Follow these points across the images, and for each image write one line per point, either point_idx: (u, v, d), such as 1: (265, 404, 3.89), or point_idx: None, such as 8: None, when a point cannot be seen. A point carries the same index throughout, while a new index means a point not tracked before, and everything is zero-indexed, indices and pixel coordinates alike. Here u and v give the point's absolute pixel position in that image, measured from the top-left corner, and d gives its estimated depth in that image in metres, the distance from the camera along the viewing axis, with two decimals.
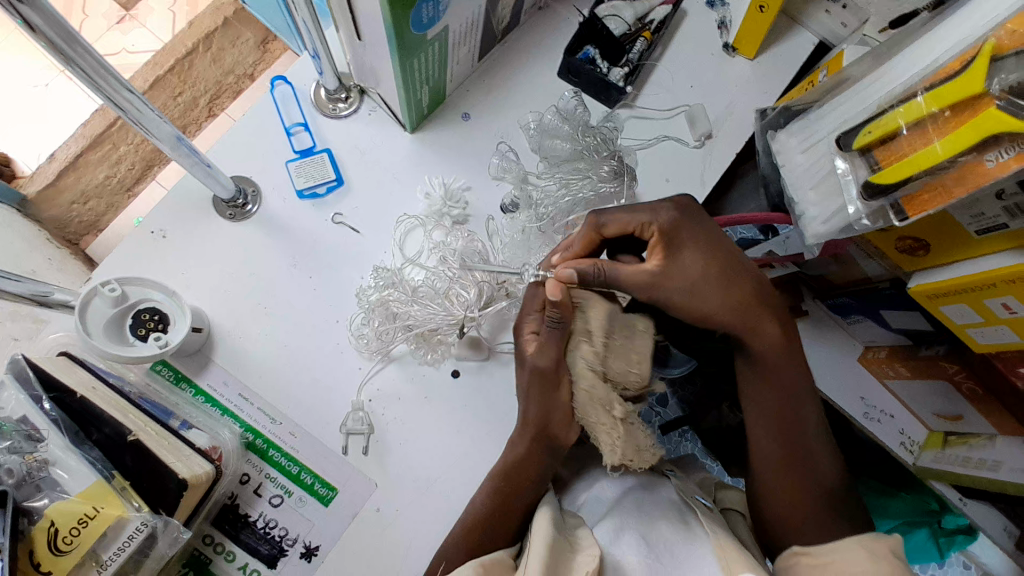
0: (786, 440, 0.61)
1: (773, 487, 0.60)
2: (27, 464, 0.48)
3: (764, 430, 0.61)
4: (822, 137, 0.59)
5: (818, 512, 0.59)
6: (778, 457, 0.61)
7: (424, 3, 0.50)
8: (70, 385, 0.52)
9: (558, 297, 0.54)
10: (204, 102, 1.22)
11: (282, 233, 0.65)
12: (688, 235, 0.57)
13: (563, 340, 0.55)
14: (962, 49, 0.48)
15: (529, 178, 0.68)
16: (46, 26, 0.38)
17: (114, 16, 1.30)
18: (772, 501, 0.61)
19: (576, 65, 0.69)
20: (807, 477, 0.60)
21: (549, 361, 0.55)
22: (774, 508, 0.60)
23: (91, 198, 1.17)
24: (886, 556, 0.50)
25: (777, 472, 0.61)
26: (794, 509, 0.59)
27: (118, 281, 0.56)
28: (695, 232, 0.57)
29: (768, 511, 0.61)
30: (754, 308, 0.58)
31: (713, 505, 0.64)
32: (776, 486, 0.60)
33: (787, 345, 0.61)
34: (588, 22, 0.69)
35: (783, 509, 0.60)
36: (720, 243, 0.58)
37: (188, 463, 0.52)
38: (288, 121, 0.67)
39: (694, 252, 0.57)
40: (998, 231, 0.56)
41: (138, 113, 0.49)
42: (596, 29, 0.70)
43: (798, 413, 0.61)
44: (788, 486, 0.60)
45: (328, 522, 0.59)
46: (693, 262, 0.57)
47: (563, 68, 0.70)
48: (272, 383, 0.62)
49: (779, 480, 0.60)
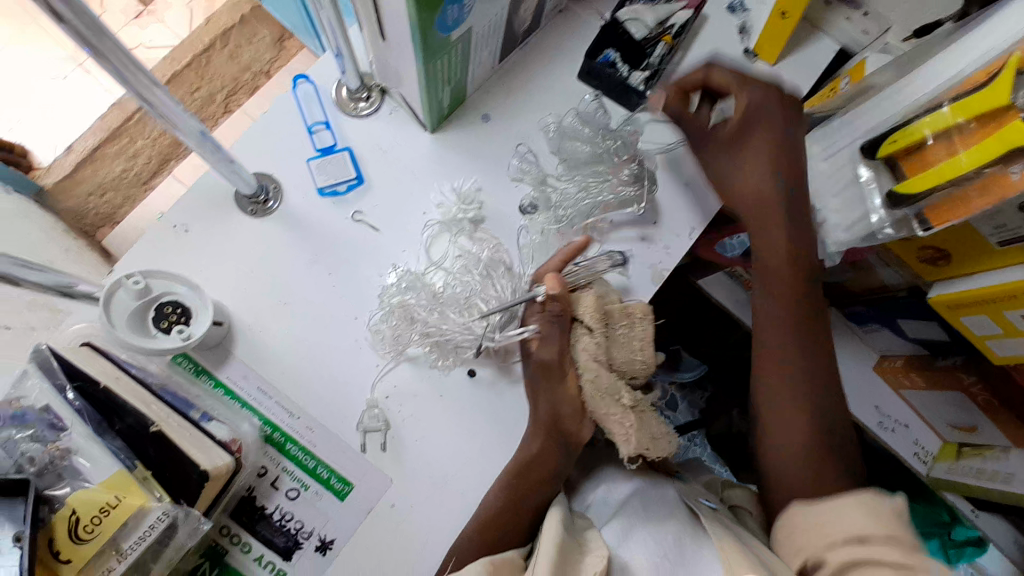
0: (800, 388, 0.59)
1: (786, 449, 0.59)
2: (49, 453, 0.49)
3: (774, 384, 0.60)
4: (845, 145, 0.59)
5: (832, 469, 0.57)
6: (793, 411, 0.59)
7: (450, 5, 0.51)
8: (93, 375, 0.52)
9: (553, 289, 0.59)
10: (221, 98, 1.22)
11: (302, 229, 0.65)
12: (783, 119, 0.62)
13: (566, 331, 0.60)
14: (991, 60, 0.48)
15: (548, 180, 0.69)
16: (76, 18, 0.38)
17: (134, 11, 1.31)
18: (784, 461, 0.59)
19: (598, 69, 0.69)
20: (824, 426, 0.59)
21: (553, 353, 0.59)
22: (788, 471, 0.59)
23: (108, 191, 1.17)
24: (887, 515, 0.51)
25: (789, 430, 0.59)
26: (807, 468, 0.58)
27: (142, 274, 0.57)
28: (773, 115, 0.61)
29: (780, 478, 0.59)
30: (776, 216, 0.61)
31: (719, 507, 0.66)
32: (789, 443, 0.59)
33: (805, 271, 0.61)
34: (608, 26, 0.69)
35: (797, 468, 0.58)
36: (789, 140, 0.62)
37: (210, 454, 0.52)
38: (310, 119, 0.68)
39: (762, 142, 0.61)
40: (1022, 242, 0.55)
41: (165, 108, 0.49)
42: (617, 32, 0.69)
43: (816, 355, 0.60)
44: (804, 441, 0.58)
45: (343, 516, 0.60)
46: (774, 144, 0.61)
47: (584, 71, 0.70)
48: (289, 378, 0.62)
49: (791, 438, 0.59)
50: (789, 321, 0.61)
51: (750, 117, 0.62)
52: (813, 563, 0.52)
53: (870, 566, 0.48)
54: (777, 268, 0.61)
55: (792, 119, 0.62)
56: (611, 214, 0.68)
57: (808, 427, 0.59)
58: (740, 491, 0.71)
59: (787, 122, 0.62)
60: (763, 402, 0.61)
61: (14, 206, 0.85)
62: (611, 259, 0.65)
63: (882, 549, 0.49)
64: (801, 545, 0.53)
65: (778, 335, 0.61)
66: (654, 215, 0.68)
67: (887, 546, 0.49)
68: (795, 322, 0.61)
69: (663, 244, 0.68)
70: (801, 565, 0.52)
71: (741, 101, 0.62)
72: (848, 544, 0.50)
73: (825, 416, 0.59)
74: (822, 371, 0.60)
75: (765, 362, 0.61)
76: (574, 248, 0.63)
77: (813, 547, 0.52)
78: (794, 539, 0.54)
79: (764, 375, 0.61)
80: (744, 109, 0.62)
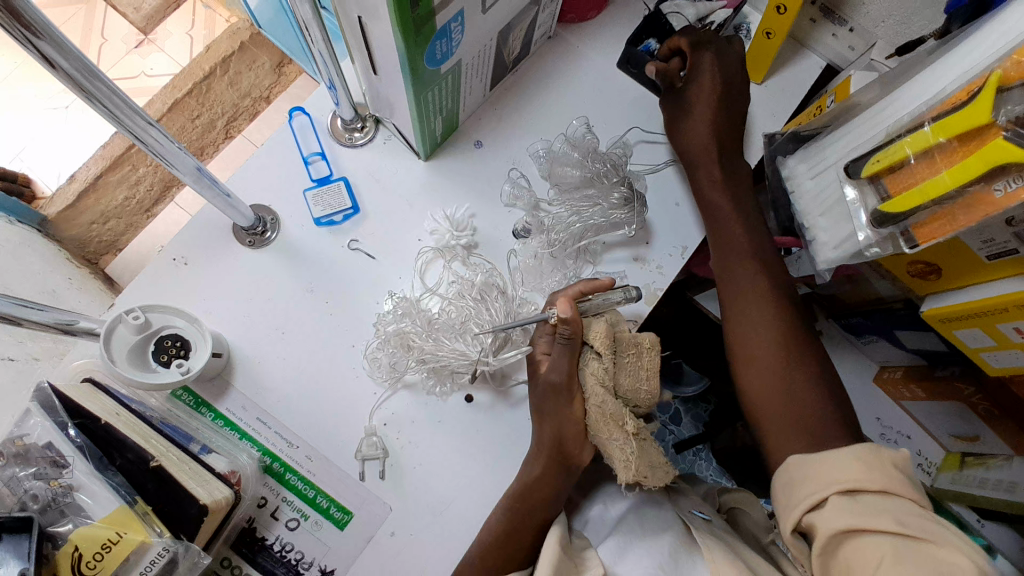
0: (775, 356, 0.60)
1: (769, 416, 0.59)
2: (51, 490, 0.50)
3: (749, 351, 0.61)
4: (831, 164, 0.60)
5: (819, 431, 0.56)
6: (768, 377, 0.60)
7: (438, 39, 0.52)
8: (95, 412, 0.53)
9: (566, 314, 0.57)
10: (221, 124, 1.26)
11: (298, 259, 0.66)
12: (725, 87, 0.67)
13: (577, 356, 0.59)
14: (969, 79, 0.48)
15: (541, 205, 0.69)
16: (66, 63, 0.39)
17: (134, 40, 1.34)
18: (771, 428, 0.59)
19: (639, 56, 0.71)
20: (811, 387, 0.59)
21: (561, 375, 0.58)
22: (777, 438, 0.58)
23: (111, 218, 1.20)
24: (886, 471, 0.50)
25: (768, 396, 0.59)
26: (792, 435, 0.57)
27: (142, 309, 0.58)
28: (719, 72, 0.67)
29: (772, 448, 0.58)
30: (731, 207, 0.66)
31: (711, 518, 0.66)
32: (772, 407, 0.59)
33: (765, 253, 0.65)
34: (653, 15, 0.71)
35: (784, 434, 0.57)
36: (729, 102, 0.68)
37: (208, 488, 0.53)
38: (306, 150, 0.69)
39: (707, 106, 0.67)
40: (1011, 256, 0.56)
41: (160, 146, 0.50)
42: (660, 23, 0.71)
43: (791, 325, 0.62)
44: (788, 403, 0.58)
45: (342, 546, 0.60)
46: (714, 108, 0.67)
47: (627, 56, 0.71)
48: (287, 408, 0.63)
49: (772, 405, 0.59)
50: (755, 294, 0.63)
51: (700, 75, 0.67)
52: (808, 519, 0.51)
53: (866, 533, 0.47)
54: (736, 245, 0.65)
55: (735, 83, 0.68)
56: (603, 236, 0.68)
57: (788, 389, 0.59)
58: (740, 494, 0.74)
59: (732, 83, 0.68)
60: (739, 371, 0.62)
61: (18, 237, 0.86)
62: (625, 293, 0.62)
63: (878, 512, 0.47)
64: (794, 499, 0.53)
65: (746, 307, 0.63)
66: (646, 234, 0.69)
67: (885, 509, 0.47)
68: (762, 294, 0.63)
69: (656, 264, 0.69)
70: (797, 519, 0.52)
71: (695, 57, 0.67)
72: (838, 498, 0.50)
73: (803, 380, 0.59)
74: (800, 338, 0.61)
75: (736, 333, 0.63)
76: (595, 285, 0.62)
77: (806, 502, 0.51)
78: (787, 495, 0.54)
79: (736, 346, 0.63)
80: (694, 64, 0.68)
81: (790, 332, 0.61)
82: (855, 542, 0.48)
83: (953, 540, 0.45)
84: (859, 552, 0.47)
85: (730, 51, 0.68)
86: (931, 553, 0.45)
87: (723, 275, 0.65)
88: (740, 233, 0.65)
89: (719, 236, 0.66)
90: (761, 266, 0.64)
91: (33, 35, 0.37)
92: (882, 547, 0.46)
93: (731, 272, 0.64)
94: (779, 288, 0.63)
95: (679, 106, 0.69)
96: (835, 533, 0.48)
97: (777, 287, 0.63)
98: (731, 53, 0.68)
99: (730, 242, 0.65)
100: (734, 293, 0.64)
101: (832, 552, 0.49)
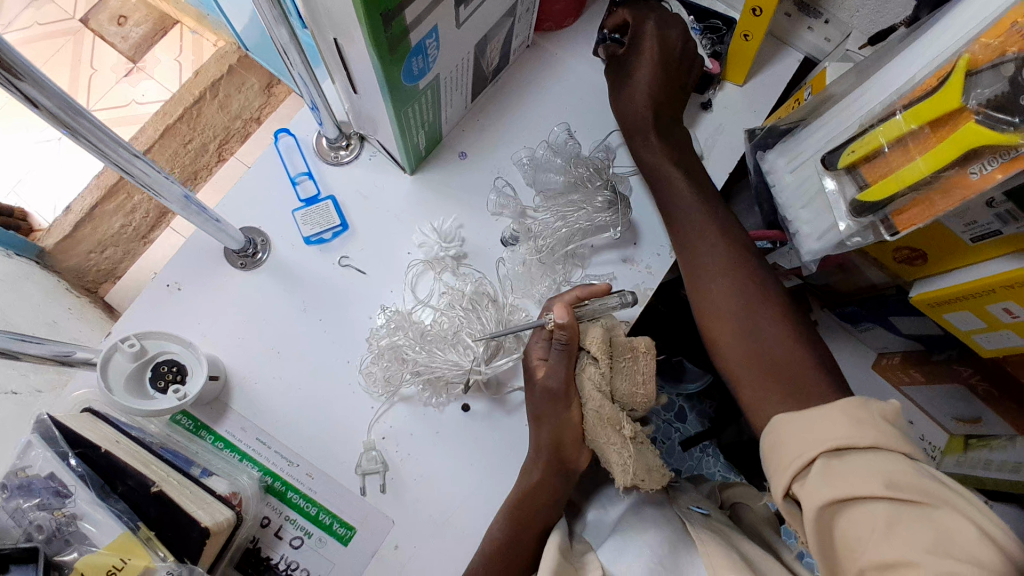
0: (747, 321, 0.60)
1: (749, 379, 0.58)
2: (56, 519, 0.51)
3: (716, 311, 0.62)
4: (810, 156, 0.61)
5: (798, 391, 0.56)
6: (740, 337, 0.60)
7: (414, 56, 0.53)
8: (95, 440, 0.53)
9: (563, 320, 0.58)
10: (213, 148, 1.25)
11: (290, 279, 0.67)
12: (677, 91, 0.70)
13: (574, 358, 0.60)
14: (938, 65, 0.49)
15: (527, 212, 0.70)
16: (48, 101, 0.40)
17: (123, 69, 1.36)
18: (749, 388, 0.58)
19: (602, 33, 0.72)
20: (782, 334, 0.59)
21: (560, 381, 0.59)
22: (758, 398, 0.58)
23: (108, 246, 1.19)
24: (875, 424, 0.50)
25: (746, 360, 0.59)
26: (770, 403, 0.56)
27: (137, 336, 0.58)
28: (655, 54, 0.68)
29: (758, 416, 0.57)
30: (700, 192, 0.66)
31: (708, 513, 0.66)
32: (746, 360, 0.59)
33: (720, 215, 0.66)
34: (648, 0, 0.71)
35: (767, 399, 0.57)
36: (675, 63, 0.69)
37: (210, 510, 0.53)
38: (293, 171, 0.69)
39: (648, 73, 0.68)
40: (995, 237, 0.56)
41: (148, 177, 0.51)
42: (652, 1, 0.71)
43: (754, 278, 0.62)
44: (761, 355, 0.59)
45: (349, 561, 0.61)
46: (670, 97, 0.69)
47: (595, 46, 0.74)
48: (286, 425, 0.63)
49: (751, 371, 0.59)
50: (717, 261, 0.63)
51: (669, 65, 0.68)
52: (797, 488, 0.50)
53: (857, 501, 0.47)
54: (694, 217, 0.65)
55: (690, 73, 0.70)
56: (590, 239, 0.69)
57: (759, 339, 0.59)
58: (743, 488, 0.76)
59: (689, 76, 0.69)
60: (708, 332, 0.62)
61: (15, 268, 0.87)
62: (621, 298, 0.62)
63: (866, 479, 0.47)
64: (781, 466, 0.52)
65: (711, 276, 0.63)
66: (632, 235, 0.70)
67: (875, 472, 0.47)
68: (727, 262, 0.63)
69: (645, 264, 0.69)
70: (787, 487, 0.51)
71: (639, 26, 0.69)
72: (827, 459, 0.50)
73: (778, 341, 0.59)
74: (763, 289, 0.62)
75: (706, 301, 0.63)
76: (590, 290, 0.62)
77: (793, 470, 0.51)
78: (773, 461, 0.53)
79: (705, 317, 0.63)
80: (660, 62, 0.68)
81: (757, 294, 0.61)
82: (845, 511, 0.48)
83: (949, 499, 0.45)
84: (856, 521, 0.47)
85: (673, 22, 0.69)
86: (929, 516, 0.45)
87: (685, 246, 0.65)
88: (701, 203, 0.66)
89: (686, 214, 0.66)
90: (721, 233, 0.64)
91: (14, 77, 0.37)
92: (876, 515, 0.46)
93: (692, 243, 0.65)
94: (742, 255, 0.63)
95: (625, 86, 0.70)
96: (823, 505, 0.48)
97: (738, 250, 0.64)
98: (677, 35, 0.69)
99: (681, 209, 0.66)
100: (696, 265, 0.64)
101: (824, 524, 0.48)
